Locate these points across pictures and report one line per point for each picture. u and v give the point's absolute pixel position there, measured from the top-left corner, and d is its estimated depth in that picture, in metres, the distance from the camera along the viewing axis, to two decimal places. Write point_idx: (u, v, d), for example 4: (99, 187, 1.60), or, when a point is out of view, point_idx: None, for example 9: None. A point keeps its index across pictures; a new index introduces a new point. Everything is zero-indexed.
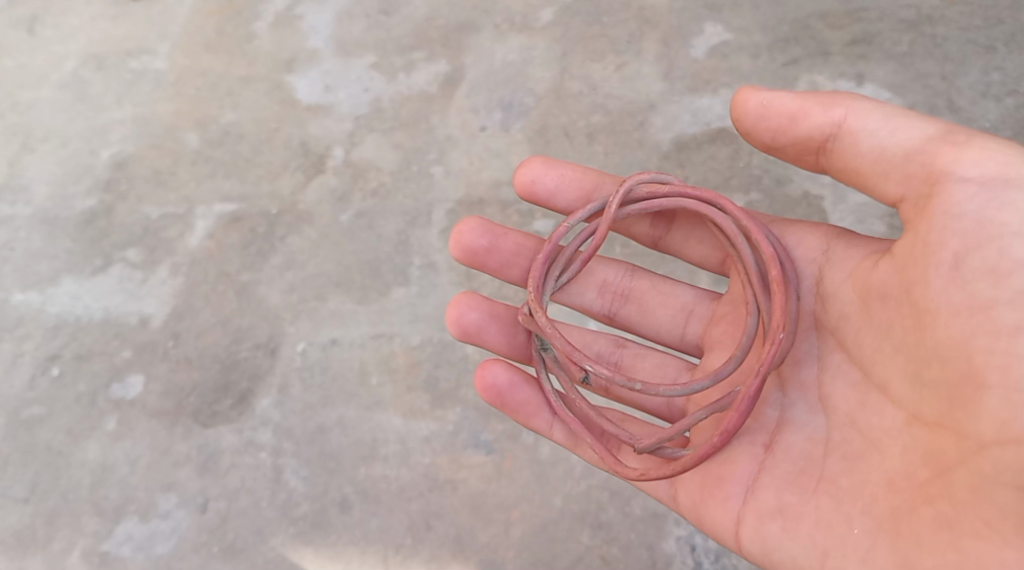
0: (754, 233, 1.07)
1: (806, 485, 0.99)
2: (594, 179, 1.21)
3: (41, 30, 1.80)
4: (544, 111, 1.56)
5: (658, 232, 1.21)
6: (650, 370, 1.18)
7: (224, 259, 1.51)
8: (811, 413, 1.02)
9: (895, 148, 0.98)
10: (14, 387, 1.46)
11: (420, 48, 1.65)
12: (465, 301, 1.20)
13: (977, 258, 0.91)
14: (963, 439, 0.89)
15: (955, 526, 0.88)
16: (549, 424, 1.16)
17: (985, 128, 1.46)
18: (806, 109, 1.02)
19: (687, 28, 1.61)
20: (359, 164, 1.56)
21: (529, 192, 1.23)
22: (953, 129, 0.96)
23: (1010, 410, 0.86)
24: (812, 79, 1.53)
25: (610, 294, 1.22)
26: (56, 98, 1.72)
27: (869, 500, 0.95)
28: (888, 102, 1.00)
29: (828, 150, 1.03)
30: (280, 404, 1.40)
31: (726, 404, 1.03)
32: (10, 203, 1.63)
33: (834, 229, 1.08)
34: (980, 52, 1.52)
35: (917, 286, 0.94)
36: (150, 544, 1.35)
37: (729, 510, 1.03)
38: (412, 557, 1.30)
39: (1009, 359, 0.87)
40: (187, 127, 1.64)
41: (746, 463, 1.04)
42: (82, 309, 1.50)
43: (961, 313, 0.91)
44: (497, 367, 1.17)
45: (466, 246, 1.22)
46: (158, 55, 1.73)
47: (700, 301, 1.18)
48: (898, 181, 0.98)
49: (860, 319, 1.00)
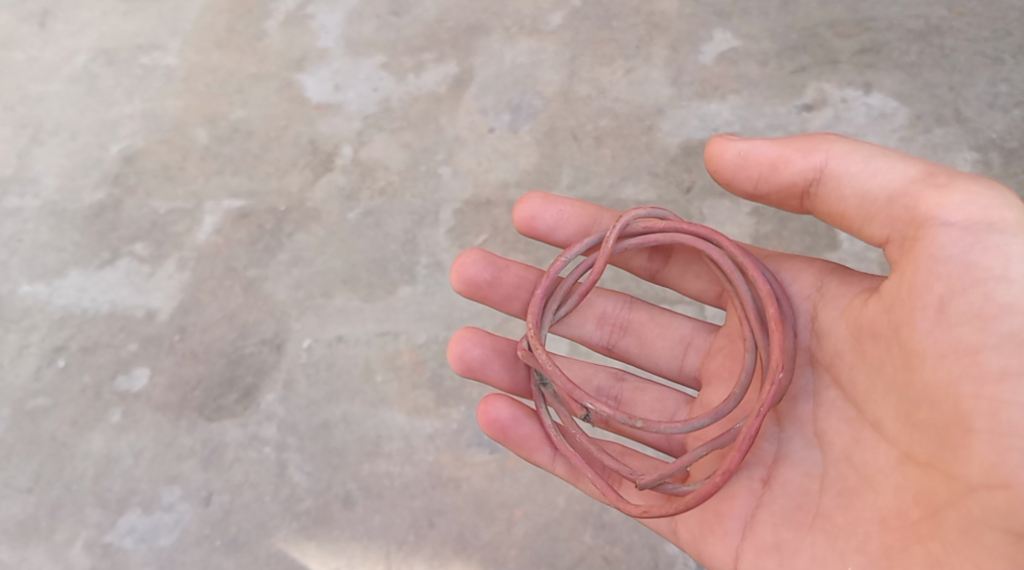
0: (749, 271, 1.07)
1: (802, 522, 1.00)
2: (592, 214, 1.21)
3: (53, 25, 1.81)
4: (553, 113, 1.57)
5: (655, 265, 1.21)
6: (650, 404, 1.19)
7: (231, 255, 1.51)
8: (808, 448, 1.03)
9: (878, 191, 0.99)
10: (19, 378, 1.47)
11: (430, 49, 1.66)
12: (467, 337, 1.20)
13: (962, 302, 0.91)
14: (953, 481, 0.90)
15: (945, 567, 0.89)
16: (551, 458, 1.16)
17: (992, 138, 1.47)
18: (786, 157, 1.03)
19: (696, 34, 1.62)
20: (368, 162, 1.56)
21: (528, 227, 1.23)
22: (935, 170, 0.96)
23: (998, 455, 0.87)
24: (819, 87, 1.54)
25: (609, 325, 1.22)
26: (65, 92, 1.73)
27: (862, 537, 0.96)
28: (868, 143, 1.01)
29: (812, 194, 1.04)
30: (285, 399, 1.40)
31: (726, 441, 1.03)
32: (19, 194, 1.63)
33: (827, 264, 1.09)
34: (987, 64, 1.53)
35: (904, 328, 0.95)
36: (153, 536, 1.35)
37: (728, 545, 1.04)
38: (415, 554, 1.31)
39: (996, 405, 0.88)
40: (197, 122, 1.65)
41: (744, 498, 1.05)
42: (89, 302, 1.51)
43: (948, 357, 0.91)
44: (500, 403, 1.17)
45: (468, 280, 1.22)
46: (168, 51, 1.74)
47: (698, 333, 1.19)
48: (883, 224, 0.99)
49: (852, 358, 1.00)
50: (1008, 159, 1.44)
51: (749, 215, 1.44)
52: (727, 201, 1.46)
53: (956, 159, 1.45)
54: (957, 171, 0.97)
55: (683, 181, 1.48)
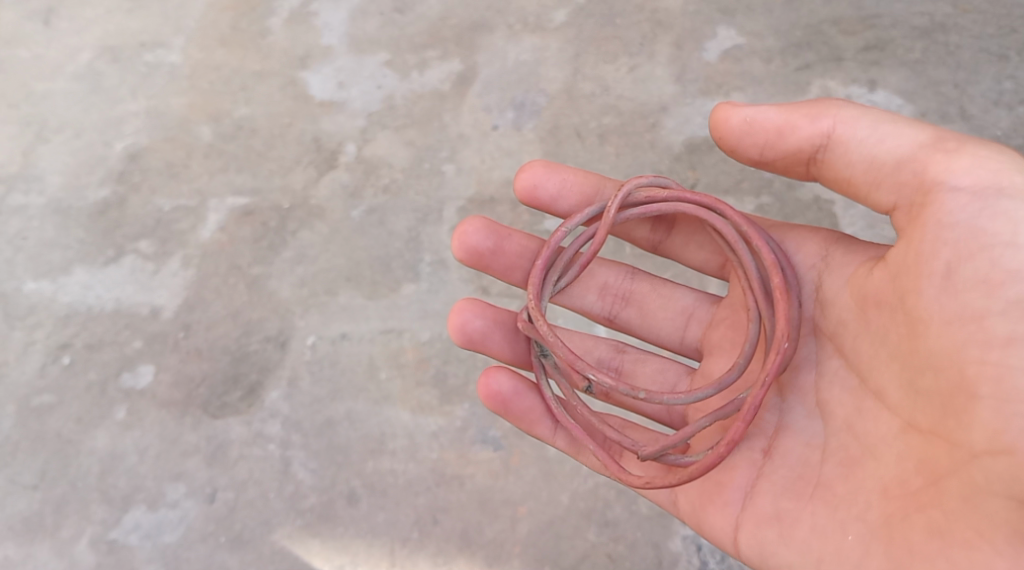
0: (753, 239, 1.07)
1: (802, 492, 1.00)
2: (594, 184, 1.21)
3: (57, 22, 1.82)
4: (556, 111, 1.57)
5: (658, 236, 1.21)
6: (651, 375, 1.19)
7: (235, 252, 1.52)
8: (809, 418, 1.03)
9: (886, 157, 0.98)
10: (24, 374, 1.47)
11: (434, 47, 1.66)
12: (469, 308, 1.20)
13: (969, 268, 0.91)
14: (956, 448, 0.90)
15: (946, 534, 0.89)
16: (551, 431, 1.16)
17: (997, 136, 1.46)
18: (793, 123, 1.03)
19: (700, 31, 1.62)
20: (371, 160, 1.56)
21: (531, 196, 1.23)
22: (944, 136, 0.96)
23: (1002, 421, 0.87)
24: (824, 85, 1.54)
25: (611, 296, 1.22)
26: (70, 89, 1.73)
27: (863, 506, 0.95)
28: (877, 109, 1.01)
29: (818, 161, 1.04)
30: (290, 396, 1.41)
31: (729, 412, 1.03)
32: (24, 192, 1.64)
33: (832, 233, 1.08)
34: (992, 61, 1.53)
35: (910, 295, 0.95)
36: (158, 533, 1.36)
37: (728, 516, 1.05)
38: (419, 551, 1.31)
39: (1001, 371, 0.88)
40: (201, 120, 1.65)
41: (744, 469, 1.05)
42: (94, 299, 1.51)
43: (953, 323, 0.91)
44: (501, 374, 1.17)
45: (470, 248, 1.22)
46: (172, 48, 1.74)
47: (700, 304, 1.19)
48: (890, 190, 0.99)
49: (856, 326, 1.00)
50: None
51: (754, 212, 1.44)
52: (731, 198, 1.46)
53: None
54: (966, 138, 0.97)
55: (687, 178, 1.48)
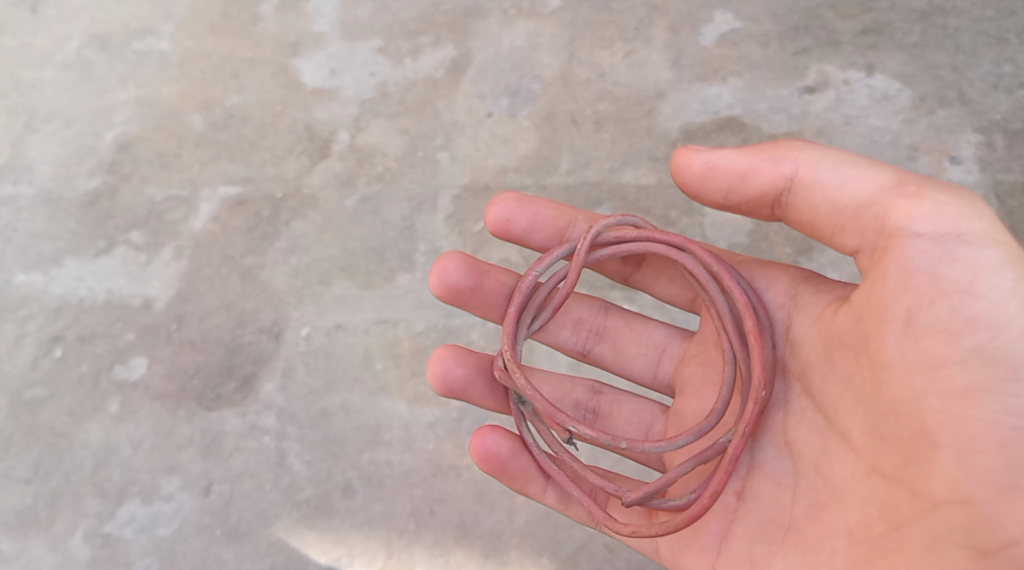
0: (725, 280, 1.05)
1: (774, 536, 1.00)
2: (567, 217, 1.19)
3: (44, 9, 1.77)
4: (552, 97, 1.55)
5: (628, 269, 1.20)
6: (627, 415, 1.18)
7: (228, 243, 1.50)
8: (779, 458, 1.02)
9: (849, 199, 0.97)
10: (16, 367, 1.46)
11: (427, 32, 1.63)
12: (450, 357, 1.17)
13: (929, 314, 0.90)
14: (917, 496, 0.89)
15: None
16: (543, 489, 1.14)
17: (996, 120, 1.46)
18: (754, 166, 1.01)
19: (696, 15, 1.59)
20: (365, 148, 1.55)
21: (502, 230, 1.20)
22: (904, 179, 0.95)
23: (961, 471, 0.87)
24: (821, 69, 1.52)
25: (584, 330, 1.21)
26: (59, 79, 1.70)
27: (829, 551, 0.95)
28: (838, 149, 0.99)
29: (783, 203, 1.03)
30: (284, 388, 1.40)
31: (710, 456, 1.01)
32: (13, 182, 1.61)
33: (802, 272, 1.07)
34: (991, 44, 1.52)
35: (873, 339, 0.94)
36: (153, 526, 1.35)
37: (705, 561, 1.05)
38: (417, 542, 1.30)
39: (960, 420, 0.87)
40: (192, 109, 1.63)
41: (719, 515, 1.04)
42: (85, 291, 1.50)
43: (914, 370, 0.90)
44: (498, 435, 1.14)
45: (448, 284, 1.18)
46: (162, 36, 1.71)
47: (673, 340, 1.18)
48: (853, 233, 0.98)
49: (823, 367, 0.99)
50: (1012, 141, 1.44)
51: None
52: None
53: (959, 142, 1.44)
54: (927, 179, 0.96)
55: None
